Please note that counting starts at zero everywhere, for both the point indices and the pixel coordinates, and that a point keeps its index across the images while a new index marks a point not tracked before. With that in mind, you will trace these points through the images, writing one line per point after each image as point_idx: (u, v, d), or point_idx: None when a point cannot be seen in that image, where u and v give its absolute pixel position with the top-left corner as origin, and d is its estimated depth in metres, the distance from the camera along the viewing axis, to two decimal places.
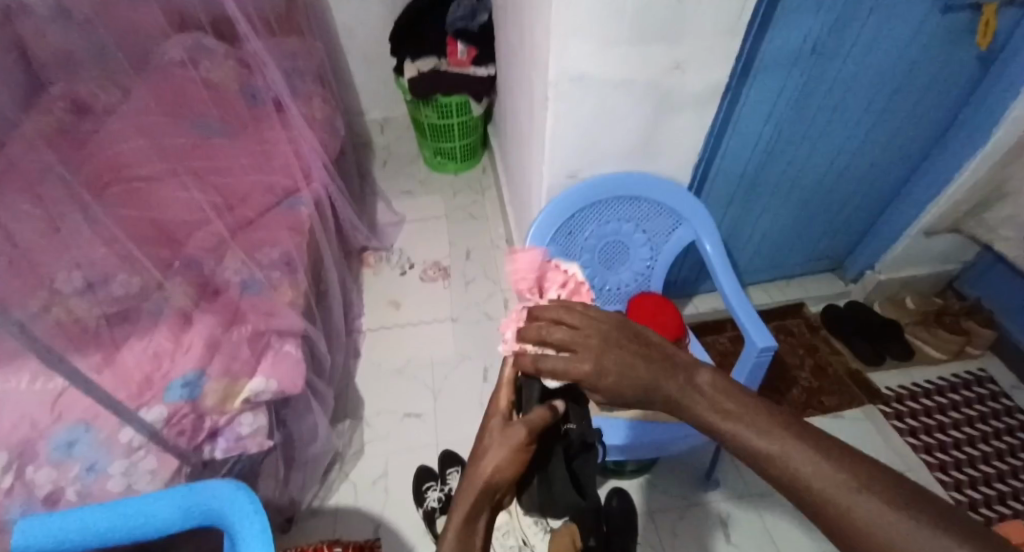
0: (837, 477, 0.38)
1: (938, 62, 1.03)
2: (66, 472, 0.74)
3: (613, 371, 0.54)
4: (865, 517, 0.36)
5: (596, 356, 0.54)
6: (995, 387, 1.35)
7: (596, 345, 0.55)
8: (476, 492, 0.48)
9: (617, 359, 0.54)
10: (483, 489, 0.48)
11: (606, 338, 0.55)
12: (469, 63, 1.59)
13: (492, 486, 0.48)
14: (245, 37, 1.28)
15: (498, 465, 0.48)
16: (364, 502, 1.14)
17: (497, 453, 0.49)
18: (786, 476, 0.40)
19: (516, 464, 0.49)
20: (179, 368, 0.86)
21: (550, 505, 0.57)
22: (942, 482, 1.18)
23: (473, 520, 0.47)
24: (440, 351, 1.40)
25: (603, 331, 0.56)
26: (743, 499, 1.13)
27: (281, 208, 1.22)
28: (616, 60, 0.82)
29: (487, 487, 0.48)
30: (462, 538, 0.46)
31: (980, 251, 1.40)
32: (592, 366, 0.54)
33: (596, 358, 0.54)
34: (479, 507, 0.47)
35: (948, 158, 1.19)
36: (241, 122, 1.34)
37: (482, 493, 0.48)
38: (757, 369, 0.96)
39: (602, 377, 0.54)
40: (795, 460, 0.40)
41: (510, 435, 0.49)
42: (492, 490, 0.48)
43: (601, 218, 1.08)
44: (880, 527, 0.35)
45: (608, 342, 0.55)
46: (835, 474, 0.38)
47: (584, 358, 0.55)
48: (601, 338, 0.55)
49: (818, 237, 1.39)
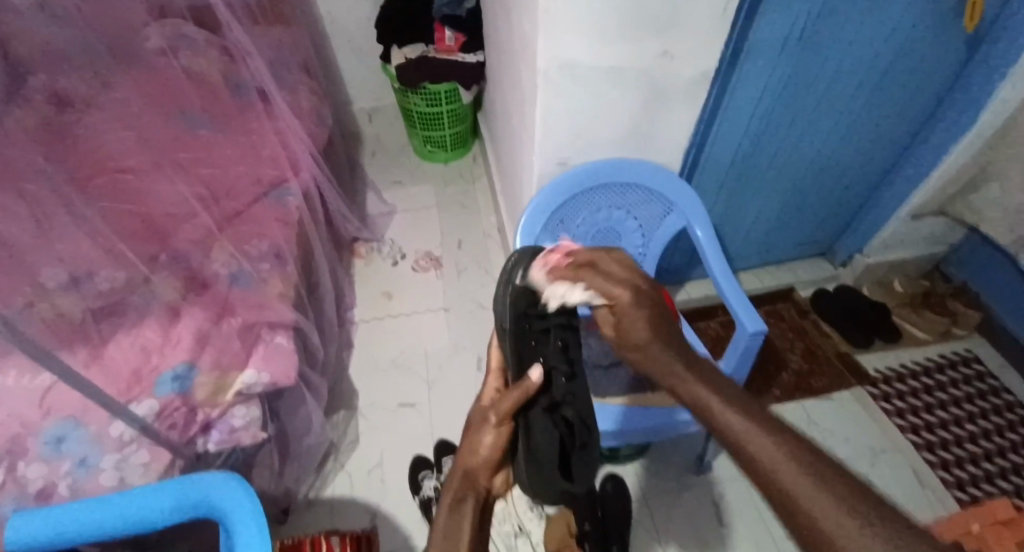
0: (790, 466, 0.40)
1: (926, 47, 1.03)
2: (58, 468, 0.74)
3: (641, 318, 0.63)
4: (800, 491, 0.38)
5: (632, 297, 0.64)
6: (981, 368, 1.37)
7: (633, 289, 0.65)
8: (459, 481, 0.51)
9: (647, 312, 0.64)
10: (464, 479, 0.51)
11: (643, 289, 0.66)
12: (457, 50, 1.57)
13: (472, 473, 0.51)
14: (227, 26, 1.25)
15: (475, 452, 0.52)
16: (360, 491, 1.14)
17: (473, 441, 0.53)
18: (749, 460, 0.43)
19: (493, 449, 0.52)
20: (168, 362, 0.85)
21: (537, 489, 0.54)
22: (930, 463, 1.20)
23: (458, 506, 0.50)
24: (433, 341, 1.40)
25: (637, 283, 0.66)
26: (734, 479, 1.15)
27: (269, 200, 1.20)
28: (607, 48, 0.82)
29: (466, 474, 0.51)
30: (448, 525, 0.49)
31: (966, 234, 1.42)
32: (630, 304, 0.64)
33: (633, 299, 0.64)
34: (462, 495, 0.51)
35: (935, 142, 1.20)
36: (225, 112, 1.31)
37: (464, 482, 0.51)
38: (747, 353, 0.97)
39: (629, 320, 0.64)
40: (757, 442, 0.43)
41: (481, 420, 0.54)
42: (473, 478, 0.52)
43: (592, 206, 1.08)
44: (811, 502, 0.37)
45: (641, 292, 0.65)
46: (783, 457, 0.41)
47: (621, 293, 0.64)
48: (638, 287, 0.66)
49: (808, 222, 1.40)
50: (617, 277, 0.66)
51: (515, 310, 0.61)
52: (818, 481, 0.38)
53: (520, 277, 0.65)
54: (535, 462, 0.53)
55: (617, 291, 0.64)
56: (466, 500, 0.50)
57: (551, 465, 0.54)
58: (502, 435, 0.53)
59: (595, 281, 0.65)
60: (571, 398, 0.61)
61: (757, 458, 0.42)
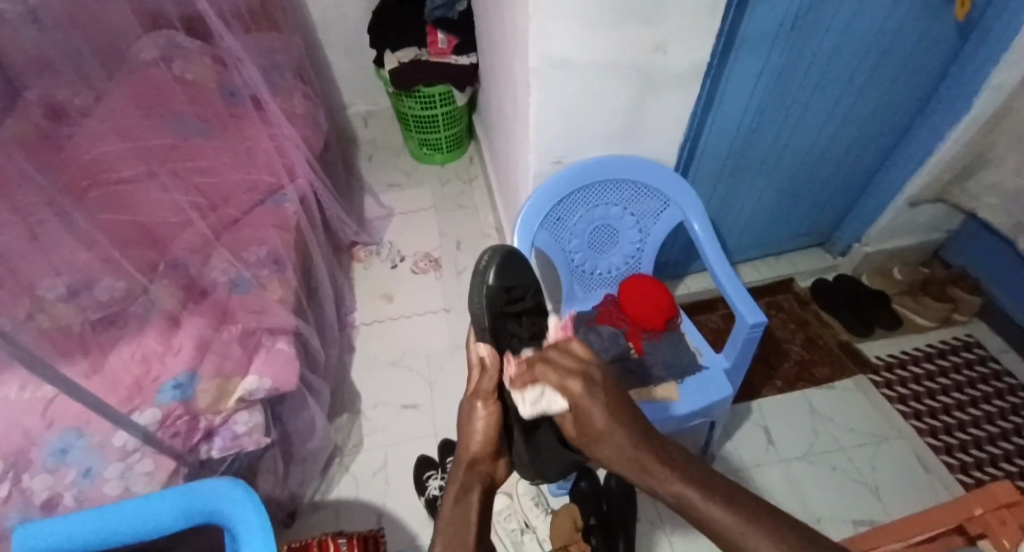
0: (732, 520, 0.46)
1: (918, 31, 1.02)
2: (62, 478, 0.74)
3: (596, 403, 0.51)
4: (723, 526, 0.46)
5: (587, 384, 0.53)
6: (983, 351, 1.38)
7: (582, 375, 0.53)
8: (464, 473, 0.58)
9: (606, 398, 0.52)
10: (469, 468, 0.59)
11: (594, 375, 0.54)
12: (450, 52, 1.58)
13: (473, 461, 0.60)
14: (217, 32, 1.25)
15: (471, 441, 0.60)
16: (365, 493, 1.14)
17: (468, 432, 0.61)
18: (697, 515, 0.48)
19: (484, 433, 0.61)
20: (169, 370, 0.86)
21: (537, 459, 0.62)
22: (934, 447, 1.20)
23: (464, 494, 0.56)
24: (435, 342, 1.40)
25: (591, 365, 0.55)
26: (740, 469, 1.16)
27: (266, 206, 1.22)
28: (597, 44, 0.82)
29: (469, 464, 0.59)
30: (455, 511, 0.54)
31: (964, 219, 1.42)
32: (583, 395, 0.52)
33: (587, 388, 0.52)
34: (468, 486, 0.57)
35: (929, 130, 1.20)
36: (219, 119, 1.31)
37: (468, 473, 0.58)
38: (749, 344, 0.98)
39: (586, 412, 0.51)
40: (715, 514, 0.47)
41: (470, 410, 0.62)
42: (475, 465, 0.59)
43: (590, 203, 1.07)
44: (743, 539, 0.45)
45: (594, 378, 0.53)
46: (727, 517, 0.46)
47: (573, 383, 0.53)
48: (589, 371, 0.54)
49: (804, 214, 1.41)
50: (569, 366, 0.55)
51: (491, 308, 0.75)
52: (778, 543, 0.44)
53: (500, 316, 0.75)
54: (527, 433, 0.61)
55: (567, 381, 0.53)
56: (471, 491, 0.56)
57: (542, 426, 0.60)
58: (489, 415, 0.61)
59: (550, 373, 0.55)
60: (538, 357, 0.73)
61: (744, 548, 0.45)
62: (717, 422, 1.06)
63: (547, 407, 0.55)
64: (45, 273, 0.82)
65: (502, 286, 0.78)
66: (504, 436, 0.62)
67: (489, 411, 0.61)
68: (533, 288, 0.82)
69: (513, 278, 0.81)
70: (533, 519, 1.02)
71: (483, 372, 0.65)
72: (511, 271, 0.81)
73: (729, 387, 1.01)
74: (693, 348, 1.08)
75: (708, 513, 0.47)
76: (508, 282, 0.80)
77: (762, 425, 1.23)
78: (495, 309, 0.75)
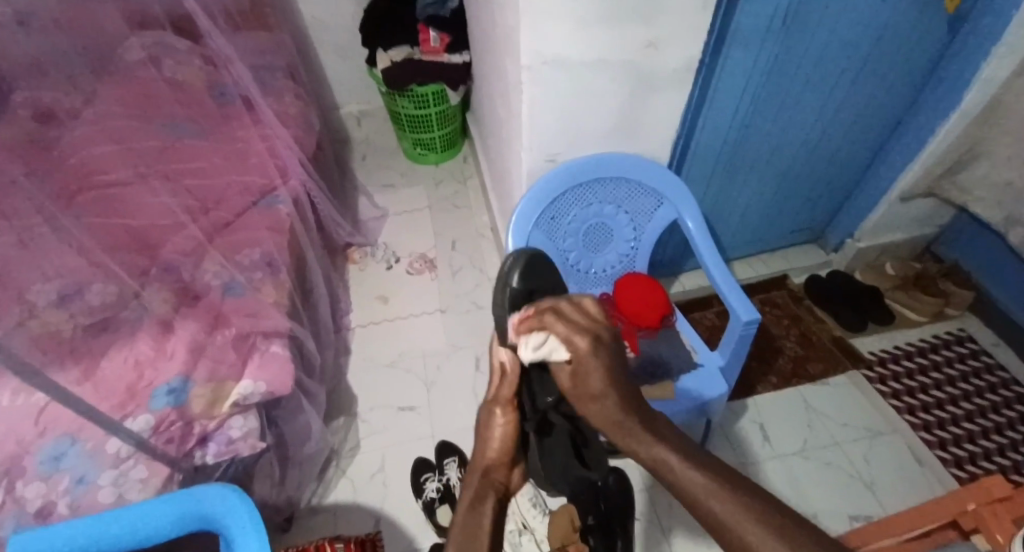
0: (712, 492, 0.41)
1: (908, 26, 1.03)
2: (55, 486, 0.73)
3: (598, 364, 0.52)
4: (700, 495, 0.41)
5: (593, 344, 0.54)
6: (975, 345, 1.39)
7: (590, 334, 0.55)
8: (478, 480, 0.58)
9: (608, 360, 0.53)
10: (484, 476, 0.58)
11: (602, 337, 0.55)
12: (443, 51, 1.55)
13: (489, 469, 0.59)
14: (207, 33, 1.24)
15: (488, 448, 0.61)
16: (363, 496, 1.14)
17: (485, 439, 0.62)
18: (674, 488, 0.44)
19: (502, 440, 0.61)
20: (163, 375, 0.85)
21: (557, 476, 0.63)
22: (928, 442, 1.21)
23: (479, 502, 0.55)
24: (431, 343, 1.40)
25: (602, 328, 0.57)
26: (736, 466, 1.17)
27: (258, 208, 1.19)
28: (589, 42, 0.81)
29: (484, 472, 0.59)
30: (468, 518, 0.53)
31: (955, 214, 1.43)
32: (586, 351, 0.53)
33: (592, 348, 0.53)
34: (482, 494, 0.56)
35: (920, 125, 1.21)
36: (210, 120, 1.30)
37: (483, 481, 0.58)
38: (743, 341, 0.98)
39: (585, 368, 0.52)
40: (692, 479, 0.43)
41: (489, 417, 0.62)
42: (490, 474, 0.59)
43: (584, 201, 1.07)
44: (720, 511, 0.40)
45: (600, 341, 0.55)
46: (706, 482, 0.42)
47: (579, 340, 0.54)
48: (598, 333, 0.56)
49: (797, 211, 1.42)
50: (577, 323, 0.56)
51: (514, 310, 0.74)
52: (757, 515, 0.39)
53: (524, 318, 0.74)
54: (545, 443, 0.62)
55: (574, 335, 0.55)
56: (486, 497, 0.55)
57: (557, 433, 0.63)
58: (507, 423, 0.62)
59: (557, 324, 0.57)
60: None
61: (719, 517, 0.40)
62: (713, 419, 1.06)
63: (551, 353, 0.56)
64: (35, 277, 0.87)
65: (524, 288, 0.76)
66: (519, 445, 0.63)
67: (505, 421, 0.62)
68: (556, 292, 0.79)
69: (535, 280, 0.79)
70: (531, 520, 1.02)
71: (503, 378, 0.64)
72: (534, 273, 0.79)
73: (723, 385, 1.00)
74: (687, 346, 1.09)
75: (687, 482, 0.43)
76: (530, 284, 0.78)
77: (758, 422, 1.24)
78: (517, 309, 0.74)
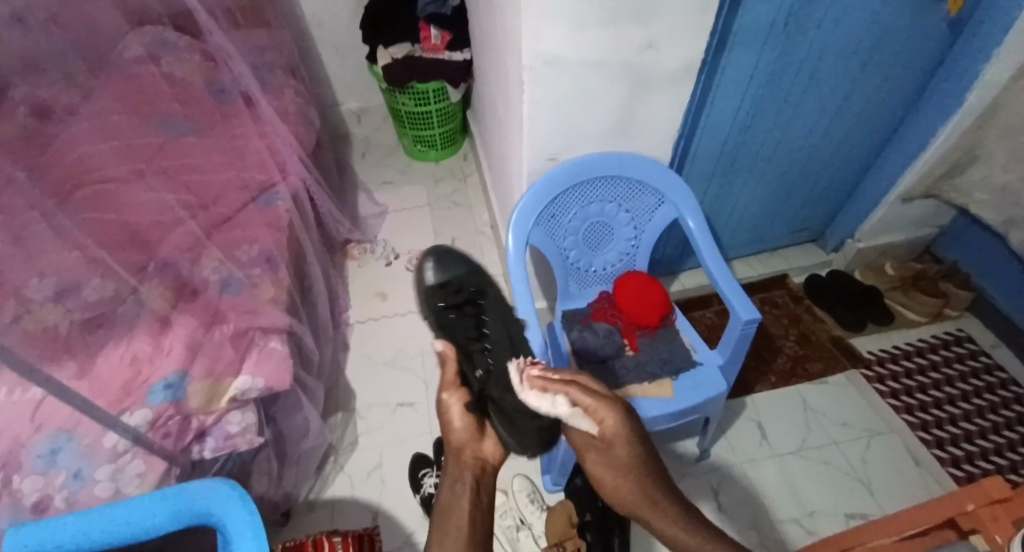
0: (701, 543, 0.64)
1: (911, 26, 1.02)
2: (52, 481, 0.73)
3: (619, 438, 0.68)
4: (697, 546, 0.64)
5: (616, 417, 0.67)
6: (973, 346, 1.39)
7: (615, 409, 0.67)
8: (455, 464, 0.65)
9: (627, 431, 0.68)
10: (458, 457, 0.65)
11: (623, 412, 0.69)
12: (443, 48, 1.55)
13: (460, 448, 0.65)
14: (206, 30, 1.24)
15: (451, 429, 0.65)
16: (361, 492, 1.14)
17: (447, 421, 0.66)
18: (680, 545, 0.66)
19: (461, 418, 0.65)
20: (160, 371, 0.85)
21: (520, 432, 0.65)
22: (924, 441, 1.21)
23: (457, 483, 0.64)
24: (429, 340, 1.40)
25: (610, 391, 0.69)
26: (733, 465, 1.17)
27: (257, 205, 1.18)
28: (590, 42, 0.81)
29: (455, 453, 0.65)
30: (450, 499, 0.63)
31: (955, 214, 1.43)
32: (611, 427, 0.67)
33: (617, 423, 0.67)
34: (460, 476, 0.64)
35: (920, 127, 1.21)
36: (208, 117, 1.29)
37: (457, 465, 0.65)
38: (743, 340, 0.98)
39: (611, 439, 0.68)
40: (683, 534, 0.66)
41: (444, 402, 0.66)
42: (461, 452, 0.65)
43: (584, 199, 1.07)
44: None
45: (621, 416, 0.68)
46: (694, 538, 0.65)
47: (604, 417, 0.67)
48: (620, 408, 0.68)
49: (798, 210, 1.41)
50: (602, 396, 0.67)
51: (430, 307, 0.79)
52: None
53: (435, 312, 0.79)
54: (501, 412, 0.66)
55: (601, 414, 0.66)
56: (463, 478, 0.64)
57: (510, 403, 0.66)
58: (458, 401, 0.65)
59: (584, 399, 0.66)
60: (489, 346, 0.73)
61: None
62: (711, 417, 1.06)
63: (576, 422, 0.66)
64: (29, 275, 0.85)
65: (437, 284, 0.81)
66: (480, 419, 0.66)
67: (456, 399, 0.65)
68: (472, 276, 0.82)
69: (448, 273, 0.82)
70: (529, 516, 1.02)
71: (446, 363, 0.66)
72: (449, 264, 0.83)
73: (723, 382, 1.00)
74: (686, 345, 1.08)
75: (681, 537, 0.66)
76: (446, 278, 0.82)
77: (755, 420, 1.24)
78: (433, 307, 0.79)
